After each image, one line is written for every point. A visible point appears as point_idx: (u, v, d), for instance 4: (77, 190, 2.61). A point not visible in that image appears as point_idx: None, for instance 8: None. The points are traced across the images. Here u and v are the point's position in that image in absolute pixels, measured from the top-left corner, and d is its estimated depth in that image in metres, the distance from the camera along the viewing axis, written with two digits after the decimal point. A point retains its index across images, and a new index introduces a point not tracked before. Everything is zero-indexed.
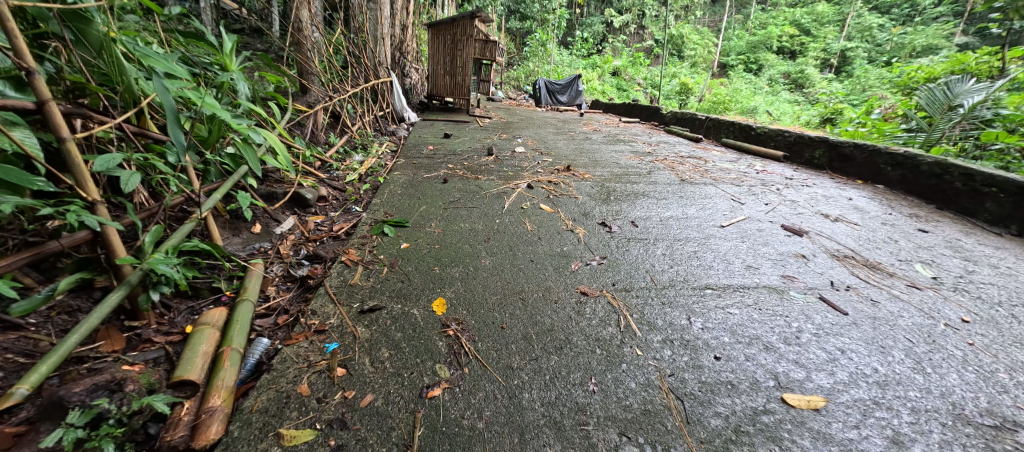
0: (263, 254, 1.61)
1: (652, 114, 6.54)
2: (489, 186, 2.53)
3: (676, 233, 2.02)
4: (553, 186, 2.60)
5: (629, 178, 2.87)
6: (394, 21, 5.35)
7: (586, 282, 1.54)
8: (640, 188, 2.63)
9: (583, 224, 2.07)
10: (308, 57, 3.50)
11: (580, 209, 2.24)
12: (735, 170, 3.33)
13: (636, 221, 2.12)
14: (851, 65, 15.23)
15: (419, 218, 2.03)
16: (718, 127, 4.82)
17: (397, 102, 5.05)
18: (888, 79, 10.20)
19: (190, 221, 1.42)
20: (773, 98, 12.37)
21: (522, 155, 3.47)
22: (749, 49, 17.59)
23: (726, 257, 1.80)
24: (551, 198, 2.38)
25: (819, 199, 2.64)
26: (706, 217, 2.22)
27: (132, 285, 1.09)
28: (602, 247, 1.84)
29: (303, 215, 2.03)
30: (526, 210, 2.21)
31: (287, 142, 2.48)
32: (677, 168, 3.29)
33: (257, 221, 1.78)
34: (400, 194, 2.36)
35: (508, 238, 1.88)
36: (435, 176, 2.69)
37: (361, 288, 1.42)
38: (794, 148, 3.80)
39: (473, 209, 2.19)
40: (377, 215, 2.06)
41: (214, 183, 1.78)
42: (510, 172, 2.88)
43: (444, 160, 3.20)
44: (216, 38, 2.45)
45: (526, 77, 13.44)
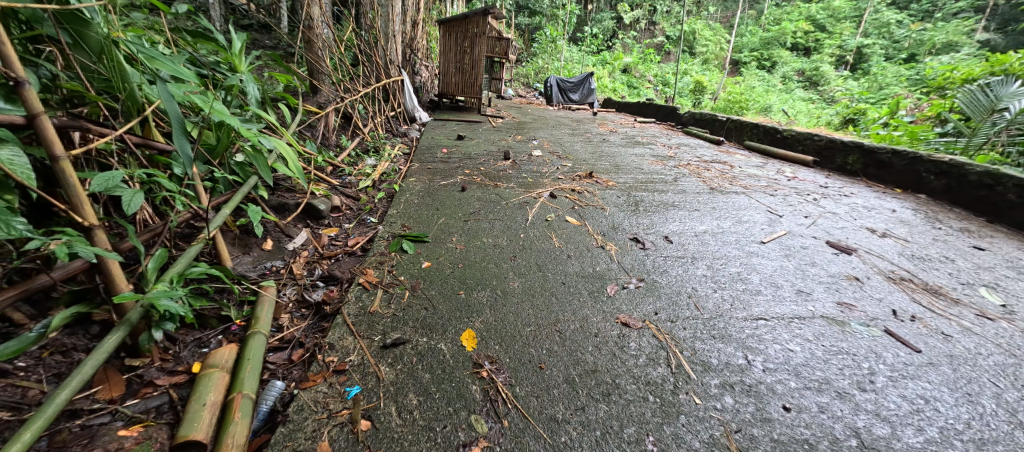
0: (276, 274, 1.50)
1: (668, 114, 6.37)
2: (510, 195, 2.40)
3: (715, 250, 1.88)
4: (577, 194, 2.47)
5: (655, 186, 2.72)
6: (406, 18, 5.21)
7: (626, 311, 1.41)
8: (669, 198, 2.48)
9: (614, 239, 1.93)
10: (319, 56, 3.38)
11: (608, 222, 2.11)
12: (765, 177, 3.17)
13: (670, 237, 1.98)
14: (867, 62, 14.87)
15: (439, 232, 1.91)
16: (740, 129, 4.64)
17: (409, 102, 4.93)
18: (908, 78, 9.91)
19: (197, 243, 1.30)
20: (788, 96, 12.10)
21: (539, 160, 3.34)
22: (762, 46, 17.21)
23: (773, 279, 1.66)
24: (577, 209, 2.24)
25: (861, 211, 2.47)
26: (744, 232, 2.07)
27: (133, 324, 0.96)
28: (638, 267, 1.70)
29: (317, 227, 1.91)
30: (551, 222, 2.08)
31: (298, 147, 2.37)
32: (703, 174, 3.13)
33: (268, 236, 1.66)
34: (417, 203, 2.23)
35: (536, 256, 1.75)
36: (452, 183, 2.57)
37: (382, 316, 1.30)
38: (824, 153, 3.63)
39: (495, 221, 2.06)
40: (394, 228, 1.94)
41: (223, 194, 1.66)
42: (529, 178, 2.75)
43: (460, 164, 3.07)
44: (225, 37, 2.34)
45: (536, 75, 13.25)
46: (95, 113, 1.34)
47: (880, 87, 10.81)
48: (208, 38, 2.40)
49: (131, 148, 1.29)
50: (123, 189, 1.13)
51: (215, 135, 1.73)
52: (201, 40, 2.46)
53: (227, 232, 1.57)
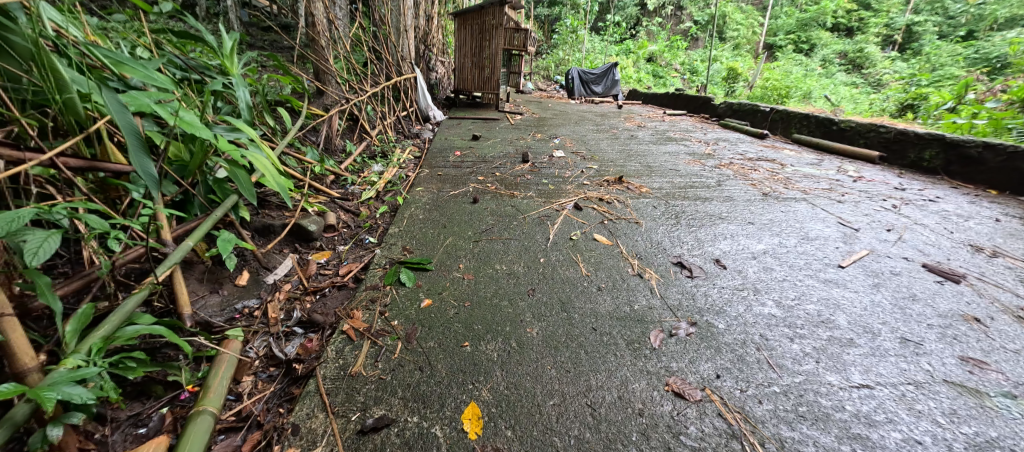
0: (248, 320, 1.25)
1: (700, 105, 5.87)
2: (528, 207, 2.09)
3: (781, 279, 1.52)
4: (605, 205, 2.13)
5: (696, 193, 2.36)
6: (418, 12, 4.95)
7: (677, 371, 1.09)
8: (715, 207, 2.12)
9: (653, 264, 1.61)
10: (323, 55, 3.16)
11: (645, 241, 1.77)
12: (824, 178, 2.74)
13: (722, 260, 1.63)
14: (918, 42, 13.64)
15: (445, 257, 1.63)
16: (787, 121, 4.15)
17: (422, 100, 4.67)
18: (968, 57, 8.92)
19: (145, 288, 1.08)
20: (829, 81, 11.20)
21: (561, 162, 3.01)
22: (800, 28, 15.99)
23: (865, 323, 1.29)
24: (606, 224, 1.92)
25: (955, 221, 2.04)
26: (814, 253, 1.69)
27: (17, 424, 0.72)
28: (687, 304, 1.37)
29: (306, 252, 1.66)
30: (577, 242, 1.77)
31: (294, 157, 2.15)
32: (751, 176, 2.73)
33: (244, 269, 1.42)
34: (423, 219, 1.96)
35: (559, 288, 1.45)
36: (463, 193, 2.28)
37: (365, 383, 1.03)
38: (893, 148, 3.15)
39: (510, 241, 1.76)
40: (394, 252, 1.67)
41: (195, 219, 1.44)
42: (550, 185, 2.44)
43: (474, 169, 2.79)
44: (213, 37, 2.14)
45: (556, 67, 12.77)
46: (25, 133, 1.13)
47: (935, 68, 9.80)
48: (196, 39, 2.19)
49: (67, 174, 1.07)
50: (33, 232, 0.92)
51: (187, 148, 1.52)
52: (191, 41, 2.26)
53: (195, 266, 1.34)
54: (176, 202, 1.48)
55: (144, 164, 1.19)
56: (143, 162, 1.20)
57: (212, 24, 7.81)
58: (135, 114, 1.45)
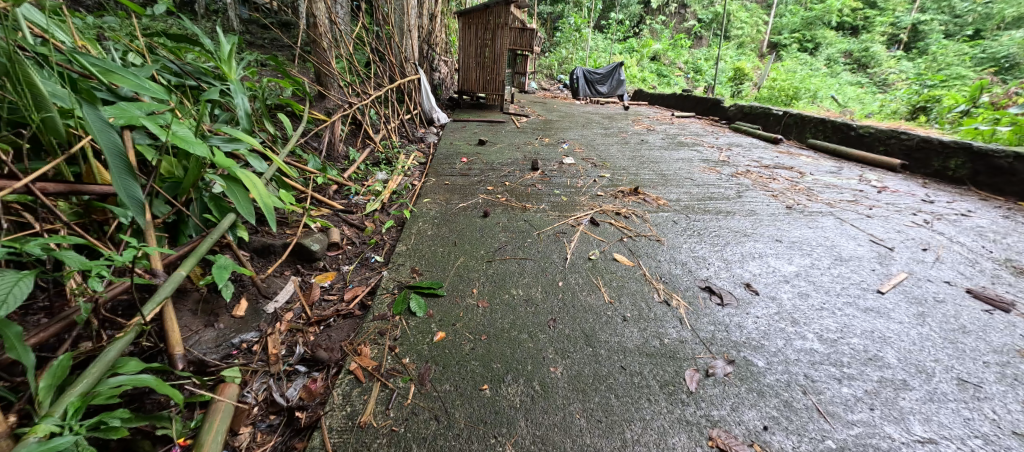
0: (246, 357, 1.15)
1: (709, 106, 5.76)
2: (542, 222, 1.99)
3: (819, 307, 1.42)
4: (622, 220, 2.03)
5: (716, 205, 2.25)
6: (422, 11, 4.84)
7: (720, 420, 0.99)
8: (738, 222, 2.02)
9: (680, 289, 1.50)
10: (325, 57, 3.05)
11: (668, 262, 1.67)
12: (847, 189, 2.63)
13: (753, 285, 1.53)
14: (924, 41, 13.50)
15: (457, 280, 1.53)
16: (802, 125, 4.04)
17: (426, 102, 4.56)
18: (974, 57, 8.81)
19: (133, 329, 0.98)
20: (835, 81, 11.07)
21: (572, 170, 2.90)
22: (804, 26, 15.81)
23: (916, 360, 1.19)
24: (626, 243, 1.81)
25: (992, 238, 1.93)
26: (850, 276, 1.59)
27: None
28: (722, 338, 1.27)
29: (309, 275, 1.55)
30: (596, 263, 1.66)
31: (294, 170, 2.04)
32: (770, 186, 2.63)
33: (242, 296, 1.32)
34: (432, 236, 1.85)
35: (581, 318, 1.34)
36: (472, 206, 2.18)
37: (376, 437, 0.92)
38: (915, 156, 3.04)
39: (525, 261, 1.66)
40: (403, 273, 1.57)
41: (189, 243, 1.34)
42: (562, 197, 2.33)
43: (482, 178, 2.68)
44: (210, 41, 2.04)
45: (559, 65, 12.65)
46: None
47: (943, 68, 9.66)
48: (191, 43, 2.08)
49: (44, 202, 0.97)
50: (2, 275, 0.81)
51: (180, 163, 1.43)
52: (186, 45, 2.16)
53: (189, 294, 1.25)
54: (168, 222, 1.38)
55: (129, 187, 1.14)
56: (128, 184, 1.15)
57: (211, 22, 7.69)
58: (124, 128, 1.35)
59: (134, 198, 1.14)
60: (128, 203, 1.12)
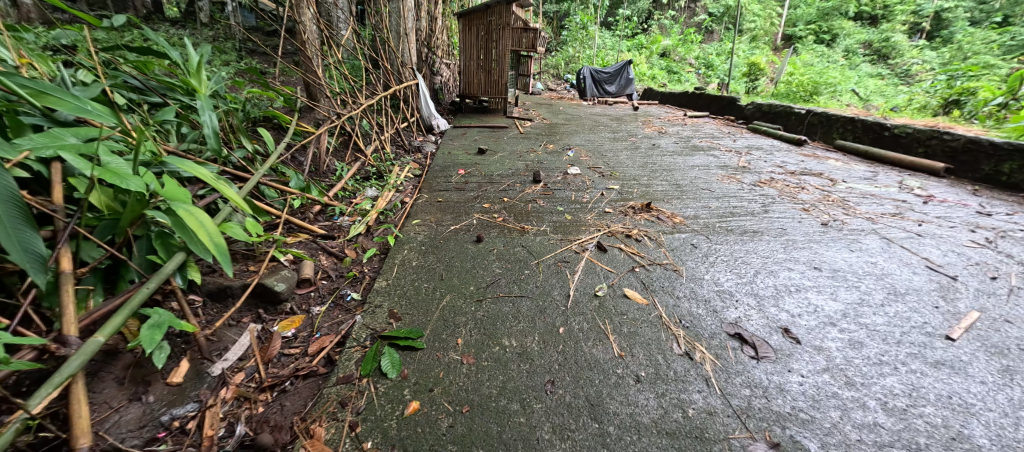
0: (176, 440, 0.94)
1: (724, 105, 5.46)
2: (541, 248, 1.76)
3: (877, 362, 1.17)
4: (633, 243, 1.79)
5: (741, 223, 1.99)
6: (420, 14, 4.65)
7: None
8: (766, 245, 1.76)
9: (705, 337, 1.26)
10: (312, 66, 2.88)
11: (688, 300, 1.42)
12: (886, 199, 2.35)
13: (792, 330, 1.28)
14: (947, 28, 12.85)
15: (441, 327, 1.31)
16: (827, 125, 3.73)
17: (425, 107, 4.33)
18: (1003, 45, 8.30)
19: (21, 425, 0.79)
20: (854, 73, 10.56)
21: (577, 181, 2.67)
22: (820, 17, 15.22)
23: (1018, 442, 0.93)
24: (637, 274, 1.57)
25: None
26: (912, 317, 1.33)
27: None
28: (760, 407, 1.02)
29: (270, 320, 1.35)
30: (603, 301, 1.43)
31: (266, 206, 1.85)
32: (799, 198, 2.36)
33: (182, 358, 1.12)
34: (418, 268, 1.64)
35: (585, 379, 1.11)
36: (465, 228, 1.96)
37: None
38: (961, 158, 2.74)
39: (520, 301, 1.43)
40: (379, 318, 1.35)
41: (123, 293, 1.15)
42: (566, 216, 2.11)
43: (479, 193, 2.47)
44: (176, 54, 1.87)
45: (565, 65, 12.38)
46: None
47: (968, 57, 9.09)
48: (157, 55, 1.92)
49: None
50: None
51: (117, 196, 1.24)
52: (154, 57, 1.99)
53: (120, 357, 1.07)
54: (103, 268, 1.19)
55: (28, 241, 0.94)
56: (29, 237, 0.94)
57: (213, 31, 7.61)
58: (50, 160, 1.17)
59: (34, 253, 0.94)
60: (23, 260, 0.91)
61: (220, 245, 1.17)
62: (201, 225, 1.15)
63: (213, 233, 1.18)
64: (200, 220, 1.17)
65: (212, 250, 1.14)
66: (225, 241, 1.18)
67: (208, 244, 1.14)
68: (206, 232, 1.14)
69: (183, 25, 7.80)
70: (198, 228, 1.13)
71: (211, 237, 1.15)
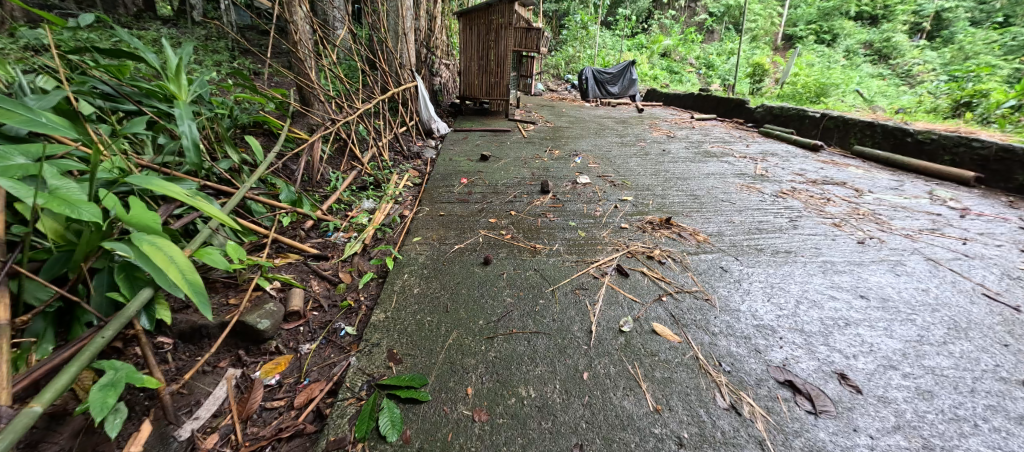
0: None
1: (732, 107, 5.31)
2: (555, 272, 1.60)
3: (953, 418, 1.01)
4: (656, 267, 1.63)
5: (770, 242, 1.83)
6: (419, 13, 4.47)
7: None
8: (803, 269, 1.60)
9: (751, 385, 1.09)
10: (304, 69, 2.70)
11: (725, 337, 1.26)
12: (920, 212, 2.19)
13: (850, 375, 1.12)
14: (948, 29, 12.73)
15: (448, 372, 1.15)
16: (844, 130, 3.59)
17: (424, 110, 4.15)
18: (1006, 46, 8.17)
19: None
20: (857, 72, 10.42)
21: (588, 192, 2.51)
22: (820, 17, 15.07)
23: None
24: (664, 304, 1.41)
25: None
26: (983, 360, 1.17)
27: None
28: None
29: (252, 364, 1.18)
30: (630, 338, 1.27)
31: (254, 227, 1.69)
32: (827, 211, 2.21)
33: (143, 419, 0.96)
34: (419, 297, 1.47)
35: (619, 444, 0.94)
36: (471, 248, 1.79)
37: None
38: (993, 167, 2.59)
39: (535, 339, 1.26)
40: (377, 361, 1.19)
41: (77, 341, 0.98)
42: (579, 233, 1.94)
43: (484, 206, 2.31)
44: (151, 57, 1.70)
45: (565, 64, 12.23)
46: None
47: (967, 57, 8.87)
48: (131, 58, 1.74)
49: None
50: None
51: (71, 226, 1.07)
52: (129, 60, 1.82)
53: (70, 421, 0.92)
54: (52, 312, 1.02)
55: None
56: None
57: (206, 30, 7.40)
58: None
59: None
60: None
61: (196, 283, 1.00)
62: (170, 261, 0.98)
63: (185, 268, 1.01)
64: (170, 255, 0.99)
65: (188, 290, 0.97)
66: (200, 277, 1.00)
67: (182, 284, 0.97)
68: (177, 269, 0.97)
69: (176, 25, 7.60)
70: (166, 266, 0.96)
71: (184, 275, 0.98)
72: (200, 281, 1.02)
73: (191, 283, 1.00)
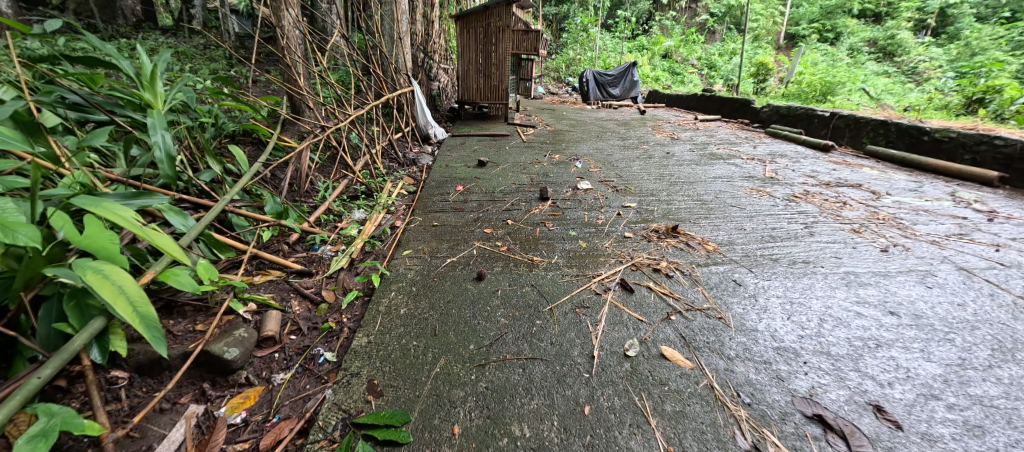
0: None
1: (738, 107, 5.18)
2: (553, 289, 1.47)
3: None
4: (662, 281, 1.50)
5: (786, 251, 1.70)
6: (416, 17, 4.39)
7: None
8: (824, 282, 1.46)
9: (774, 420, 0.96)
10: (293, 75, 2.61)
11: (743, 363, 1.13)
12: (944, 216, 2.05)
13: (887, 407, 0.99)
14: (953, 25, 12.54)
15: (433, 406, 1.03)
16: (855, 129, 3.45)
17: (421, 116, 4.06)
18: (1013, 40, 7.99)
19: None
20: (862, 70, 10.25)
21: (589, 198, 2.39)
22: (823, 15, 14.91)
23: None
24: (673, 324, 1.28)
25: None
26: None
27: None
28: None
29: (217, 398, 1.07)
30: (636, 364, 1.15)
31: (235, 244, 1.58)
32: (844, 215, 2.08)
33: None
34: (406, 318, 1.35)
35: None
36: (464, 262, 1.68)
37: None
38: (1019, 166, 2.44)
39: (531, 366, 1.14)
40: (355, 394, 1.07)
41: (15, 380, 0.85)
42: (580, 243, 1.82)
43: (479, 215, 2.19)
44: (123, 65, 1.62)
45: (566, 67, 12.14)
46: None
47: (974, 52, 8.62)
48: (105, 66, 1.66)
49: None
50: None
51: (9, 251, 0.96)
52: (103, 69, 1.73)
53: None
54: None
55: None
56: None
57: (204, 39, 7.38)
58: None
59: None
60: None
61: (148, 315, 0.89)
62: (119, 292, 0.87)
63: (135, 299, 0.90)
64: (117, 285, 0.88)
65: (139, 325, 0.86)
66: (153, 309, 0.90)
67: (132, 318, 0.86)
68: (126, 302, 0.86)
69: (174, 34, 7.58)
70: (115, 298, 0.85)
71: (134, 307, 0.88)
72: (153, 313, 0.91)
73: (142, 316, 0.89)
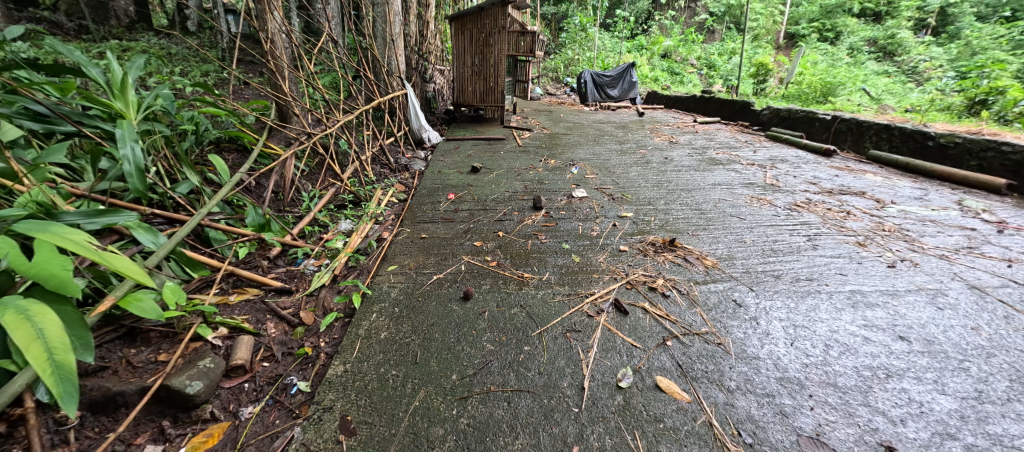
0: None
1: (737, 110, 5.09)
2: (542, 310, 1.39)
3: None
4: (658, 301, 1.42)
5: (789, 267, 1.62)
6: (409, 18, 4.31)
7: None
8: (829, 303, 1.39)
9: None
10: (280, 80, 2.53)
11: (744, 396, 1.05)
12: (951, 227, 1.98)
13: (900, 449, 0.91)
14: (953, 24, 12.45)
15: (409, 447, 0.95)
16: (858, 133, 3.37)
17: (415, 119, 3.98)
18: (1013, 40, 7.91)
19: None
20: (862, 70, 10.16)
21: (584, 208, 2.31)
22: (823, 15, 14.81)
23: None
24: (670, 351, 1.21)
25: None
26: None
27: None
28: None
29: (177, 438, 0.99)
30: (629, 396, 1.07)
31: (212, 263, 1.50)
32: (848, 226, 2.00)
33: None
34: (386, 343, 1.27)
35: None
36: (450, 280, 1.60)
37: None
38: None
39: (516, 400, 1.06)
40: (324, 434, 0.99)
41: None
42: (572, 259, 1.74)
43: (469, 226, 2.11)
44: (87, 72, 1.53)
45: (565, 68, 12.03)
46: None
47: (974, 51, 8.51)
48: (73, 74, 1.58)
49: None
50: None
51: None
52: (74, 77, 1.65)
53: None
54: None
55: None
56: None
57: (198, 39, 7.28)
58: None
59: None
60: None
61: (65, 363, 0.80)
62: (35, 337, 0.79)
63: (54, 344, 0.81)
64: (36, 329, 0.80)
65: (48, 374, 0.77)
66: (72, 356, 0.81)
67: (41, 365, 0.77)
68: (39, 348, 0.78)
69: (167, 35, 7.47)
70: (27, 344, 0.77)
71: (50, 354, 0.79)
72: (73, 361, 0.82)
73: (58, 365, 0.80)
